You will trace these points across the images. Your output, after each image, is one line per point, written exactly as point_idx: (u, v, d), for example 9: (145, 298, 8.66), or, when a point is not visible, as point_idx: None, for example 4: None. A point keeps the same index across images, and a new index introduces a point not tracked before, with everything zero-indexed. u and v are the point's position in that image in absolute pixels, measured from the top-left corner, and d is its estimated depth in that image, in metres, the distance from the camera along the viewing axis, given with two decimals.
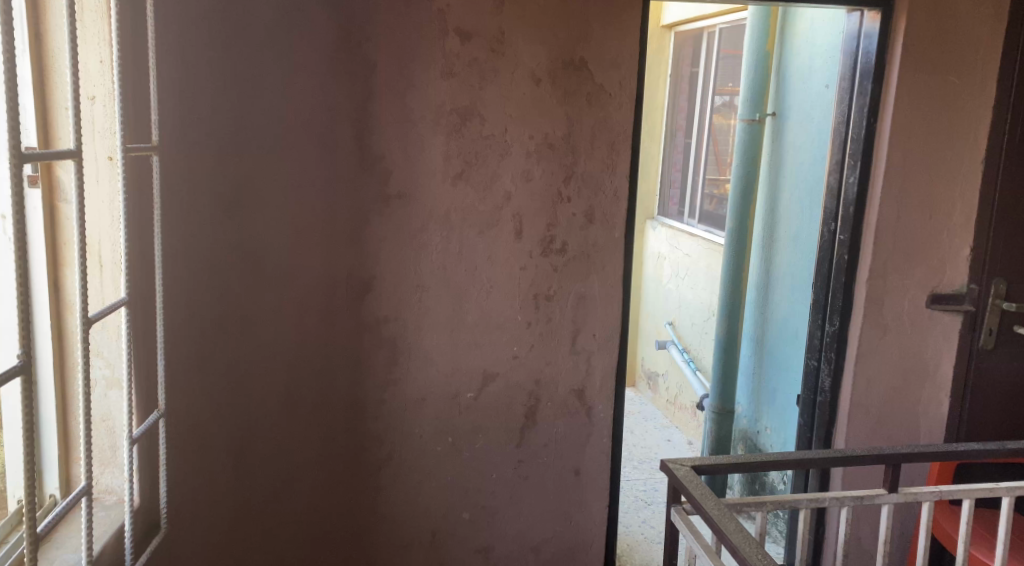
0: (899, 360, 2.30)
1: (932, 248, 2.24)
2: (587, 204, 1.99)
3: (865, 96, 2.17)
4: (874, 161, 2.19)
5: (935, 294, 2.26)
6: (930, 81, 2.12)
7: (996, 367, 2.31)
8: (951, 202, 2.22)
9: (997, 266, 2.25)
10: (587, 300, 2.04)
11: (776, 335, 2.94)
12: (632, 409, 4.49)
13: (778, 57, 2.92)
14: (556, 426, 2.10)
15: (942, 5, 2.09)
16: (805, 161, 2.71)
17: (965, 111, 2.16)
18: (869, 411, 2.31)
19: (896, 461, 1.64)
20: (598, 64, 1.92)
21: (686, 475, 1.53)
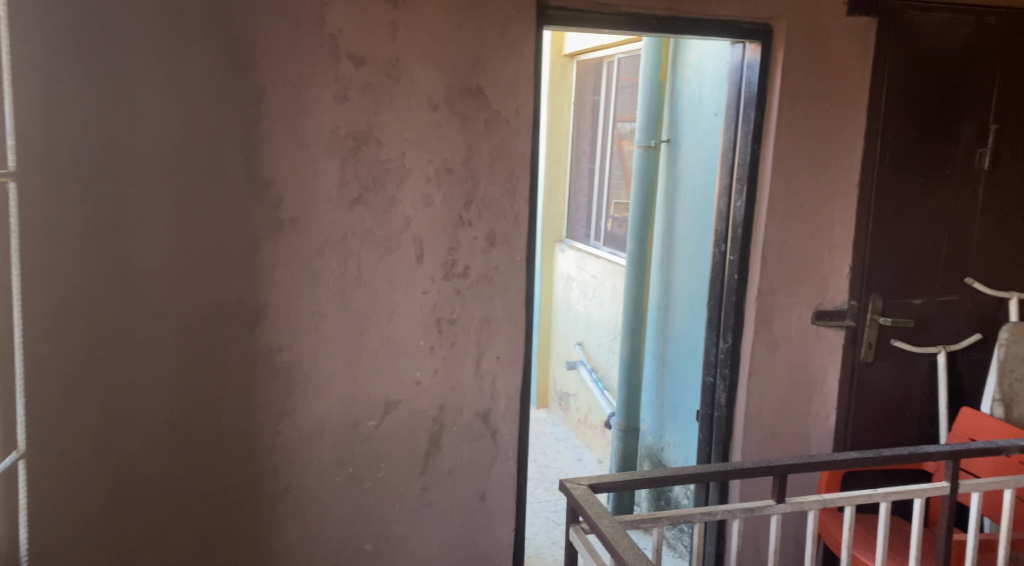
0: (788, 374, 2.40)
1: (817, 267, 2.36)
2: (488, 227, 2.01)
3: (749, 123, 2.28)
4: (759, 185, 2.30)
5: (820, 310, 2.38)
6: (807, 110, 2.25)
7: (875, 378, 2.44)
8: (832, 223, 2.34)
9: (874, 284, 2.38)
10: (490, 323, 2.05)
11: (676, 353, 3.02)
12: (544, 430, 4.51)
13: (671, 85, 3.03)
14: (461, 451, 2.09)
15: (815, 39, 2.22)
16: (698, 185, 2.81)
17: (841, 137, 2.29)
18: (762, 424, 2.41)
19: (782, 472, 1.71)
20: (495, 90, 1.95)
21: (582, 494, 1.55)
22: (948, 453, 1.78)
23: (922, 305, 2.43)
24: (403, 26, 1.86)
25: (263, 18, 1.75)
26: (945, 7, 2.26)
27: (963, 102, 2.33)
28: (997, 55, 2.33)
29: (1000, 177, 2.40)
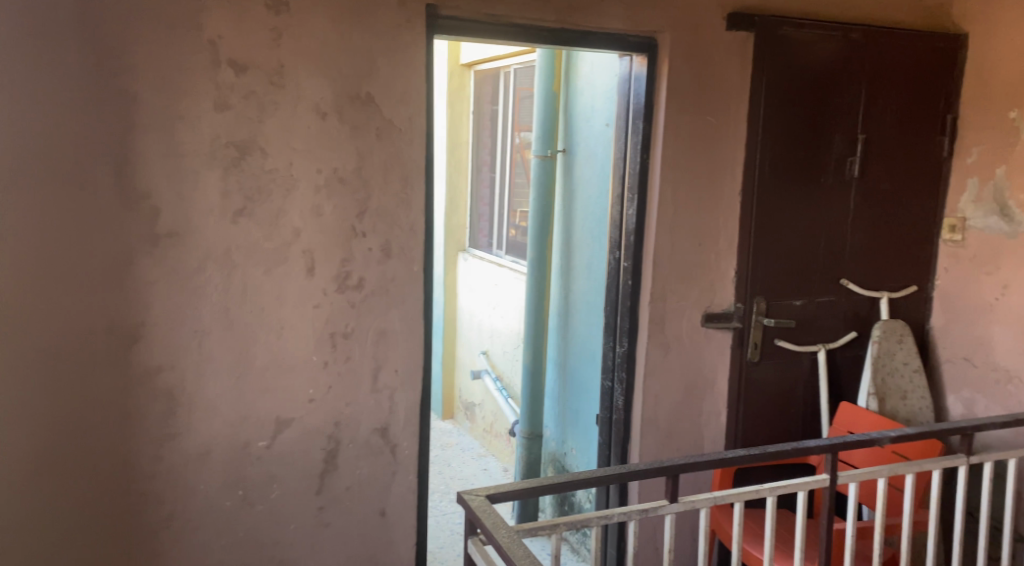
0: (682, 376, 2.47)
1: (704, 272, 2.44)
2: (383, 238, 1.97)
3: (638, 134, 2.35)
4: (649, 194, 2.37)
5: (709, 313, 2.46)
6: (691, 121, 2.33)
7: (762, 377, 2.55)
8: (718, 229, 2.43)
9: (758, 286, 2.49)
10: (387, 336, 2.01)
11: (576, 359, 3.06)
12: (449, 441, 4.48)
13: (565, 96, 3.07)
14: (358, 467, 2.04)
15: (697, 52, 2.30)
16: (593, 194, 2.87)
17: (724, 147, 2.39)
18: (658, 426, 2.47)
19: (674, 472, 1.76)
20: (386, 99, 1.92)
21: (479, 505, 1.54)
22: (827, 446, 1.87)
23: (803, 306, 2.56)
24: (287, 32, 1.81)
25: (133, 22, 1.67)
26: (816, 24, 2.39)
27: (834, 113, 2.47)
28: (863, 70, 2.48)
29: (869, 185, 2.56)
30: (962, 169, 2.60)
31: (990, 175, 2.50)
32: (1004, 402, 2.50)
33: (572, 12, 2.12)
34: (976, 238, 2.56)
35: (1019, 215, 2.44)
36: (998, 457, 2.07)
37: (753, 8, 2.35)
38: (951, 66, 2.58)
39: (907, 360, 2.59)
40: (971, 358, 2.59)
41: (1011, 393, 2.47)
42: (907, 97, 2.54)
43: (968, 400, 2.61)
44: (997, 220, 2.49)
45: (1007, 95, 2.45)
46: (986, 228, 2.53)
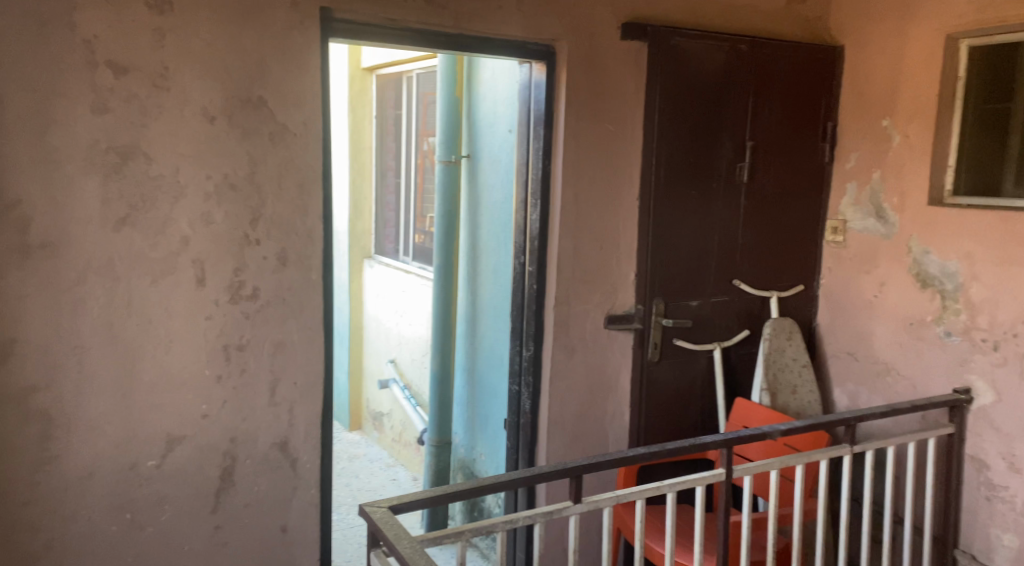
0: (585, 377, 2.51)
1: (605, 275, 2.48)
2: (278, 246, 1.92)
3: (539, 140, 2.38)
4: (552, 199, 2.41)
5: (611, 315, 2.51)
6: (590, 127, 2.38)
7: (662, 377, 2.62)
8: (618, 234, 2.48)
9: (657, 288, 2.55)
10: (285, 347, 1.96)
11: (484, 364, 3.06)
12: (357, 452, 4.39)
13: (467, 102, 3.07)
14: (257, 483, 1.97)
15: (594, 59, 2.35)
16: (497, 199, 2.88)
17: (622, 152, 2.44)
18: (563, 428, 2.50)
19: (578, 473, 1.78)
20: (279, 103, 1.87)
21: (382, 516, 1.52)
22: (723, 441, 1.94)
23: (699, 306, 2.64)
24: (170, 33, 1.73)
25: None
26: (706, 35, 2.48)
27: (724, 121, 2.56)
28: (750, 79, 2.59)
29: (759, 189, 2.68)
30: (842, 174, 2.75)
31: (867, 180, 2.66)
32: (884, 393, 2.65)
33: (471, 18, 2.12)
34: (855, 239, 2.72)
35: (893, 217, 2.59)
36: (879, 444, 2.20)
37: (646, 18, 2.41)
38: (830, 76, 2.73)
39: (796, 356, 2.72)
40: (853, 353, 2.75)
41: (889, 385, 2.63)
42: (791, 106, 2.67)
43: (852, 393, 2.77)
44: (874, 222, 2.65)
45: (879, 105, 2.61)
46: (864, 229, 2.68)
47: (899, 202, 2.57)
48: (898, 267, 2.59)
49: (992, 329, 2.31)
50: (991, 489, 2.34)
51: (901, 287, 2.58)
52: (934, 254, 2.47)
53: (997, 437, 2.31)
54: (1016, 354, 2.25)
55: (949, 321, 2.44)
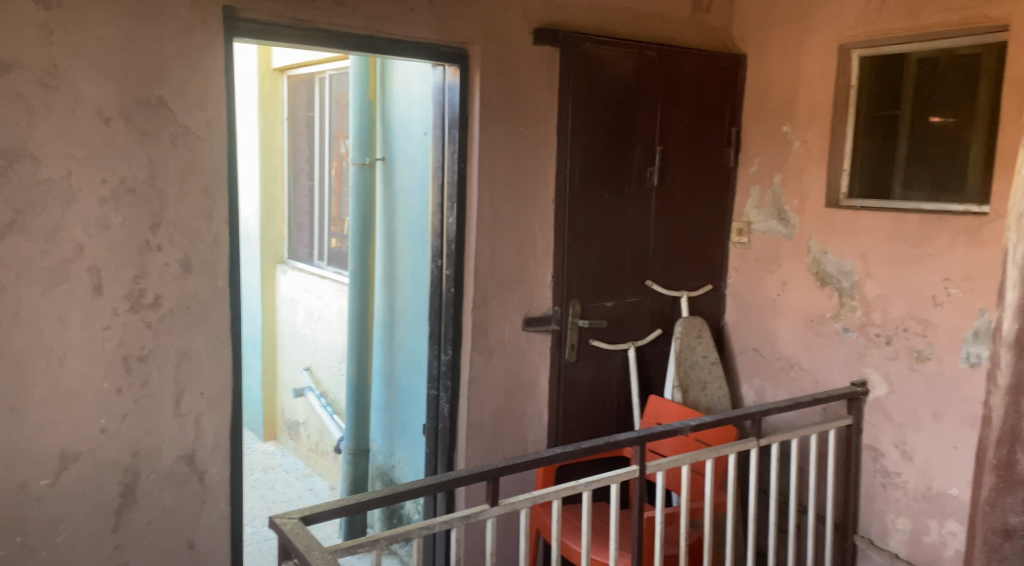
0: (503, 380, 2.52)
1: (522, 278, 2.50)
2: (182, 252, 1.85)
3: (454, 143, 2.38)
4: (468, 202, 2.41)
5: (528, 317, 2.53)
6: (505, 130, 2.39)
7: (578, 377, 2.65)
8: (534, 236, 2.50)
9: (572, 291, 2.59)
10: (191, 356, 1.89)
11: (401, 370, 3.03)
12: (272, 463, 4.28)
13: (381, 105, 3.03)
14: (162, 499, 1.89)
15: (506, 63, 2.36)
16: (413, 202, 2.85)
17: (537, 156, 2.47)
18: (482, 431, 2.50)
19: (494, 475, 1.78)
20: (180, 103, 1.80)
21: (292, 528, 1.48)
22: (636, 438, 1.98)
23: (614, 307, 2.69)
24: (60, 29, 1.65)
25: None
26: (616, 41, 2.53)
27: (635, 126, 2.62)
28: (659, 85, 2.65)
29: (669, 192, 2.75)
30: (746, 178, 2.86)
31: (769, 183, 2.77)
32: (788, 387, 2.77)
33: (381, 20, 2.10)
34: (760, 240, 2.83)
35: (793, 218, 2.71)
36: (784, 437, 2.29)
37: (558, 23, 2.44)
38: (734, 83, 2.83)
39: (706, 353, 2.80)
40: (759, 349, 2.86)
41: (793, 379, 2.75)
42: (698, 112, 2.76)
43: (759, 388, 2.88)
44: (776, 223, 2.76)
45: (780, 111, 2.72)
46: (768, 231, 2.79)
47: (799, 204, 2.68)
48: (799, 267, 2.70)
49: (885, 324, 2.44)
50: (886, 476, 2.47)
51: (802, 286, 2.69)
52: (832, 254, 2.59)
53: (891, 426, 2.45)
54: (907, 348, 2.39)
55: (846, 318, 2.56)
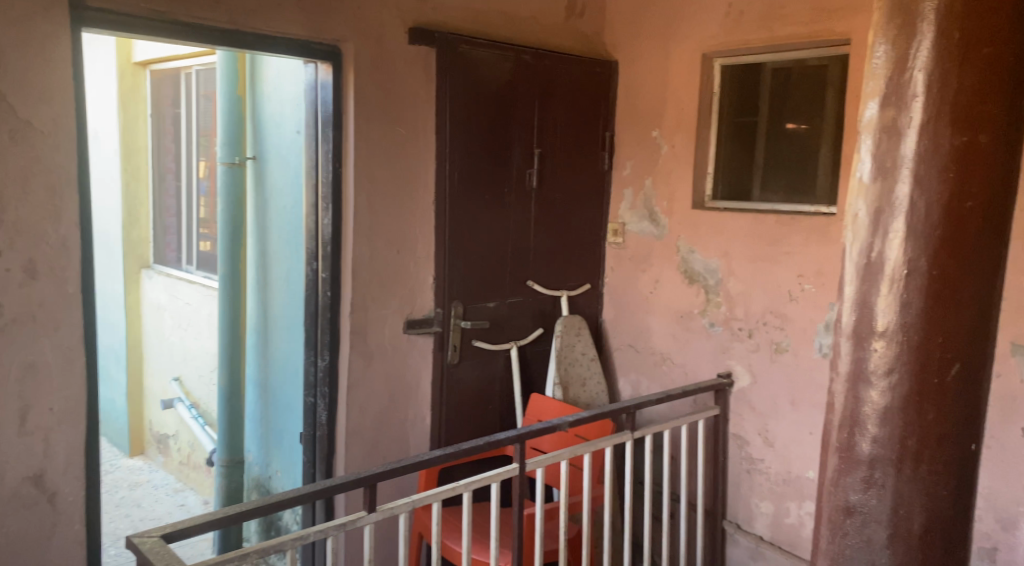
0: (384, 384, 2.48)
1: (402, 280, 2.47)
2: (25, 256, 1.71)
3: (329, 142, 2.32)
4: (344, 203, 2.35)
5: (409, 320, 2.51)
6: (382, 130, 2.36)
7: (460, 379, 2.65)
8: (413, 238, 2.48)
9: (453, 293, 2.58)
10: (37, 369, 1.75)
11: (276, 377, 2.93)
12: (139, 479, 4.04)
13: (251, 103, 2.92)
14: (6, 524, 1.74)
15: (381, 62, 2.33)
16: (286, 203, 2.77)
17: (415, 157, 2.45)
18: (362, 437, 2.46)
19: (372, 481, 1.76)
20: (20, 96, 1.67)
21: (152, 546, 1.41)
22: (516, 437, 1.99)
23: (495, 308, 2.71)
24: None
25: None
26: (491, 43, 2.54)
27: (512, 128, 2.65)
28: (535, 89, 2.69)
29: (547, 193, 2.79)
30: (620, 180, 2.95)
31: (641, 185, 2.87)
32: (661, 381, 2.88)
33: (245, 14, 2.03)
34: (633, 240, 2.92)
35: (663, 219, 2.81)
36: (657, 429, 2.37)
37: (433, 24, 2.44)
38: (607, 88, 2.91)
39: (586, 351, 2.87)
40: (634, 345, 2.96)
41: (665, 373, 2.86)
42: (573, 115, 2.82)
43: (634, 382, 2.98)
44: (648, 224, 2.86)
45: (650, 116, 2.82)
46: (640, 231, 2.89)
47: (669, 206, 2.79)
48: (669, 266, 2.81)
49: (747, 319, 2.58)
50: (751, 463, 2.61)
51: (673, 284, 2.81)
52: (698, 253, 2.71)
53: (754, 415, 2.59)
54: (767, 341, 2.53)
55: (712, 313, 2.69)
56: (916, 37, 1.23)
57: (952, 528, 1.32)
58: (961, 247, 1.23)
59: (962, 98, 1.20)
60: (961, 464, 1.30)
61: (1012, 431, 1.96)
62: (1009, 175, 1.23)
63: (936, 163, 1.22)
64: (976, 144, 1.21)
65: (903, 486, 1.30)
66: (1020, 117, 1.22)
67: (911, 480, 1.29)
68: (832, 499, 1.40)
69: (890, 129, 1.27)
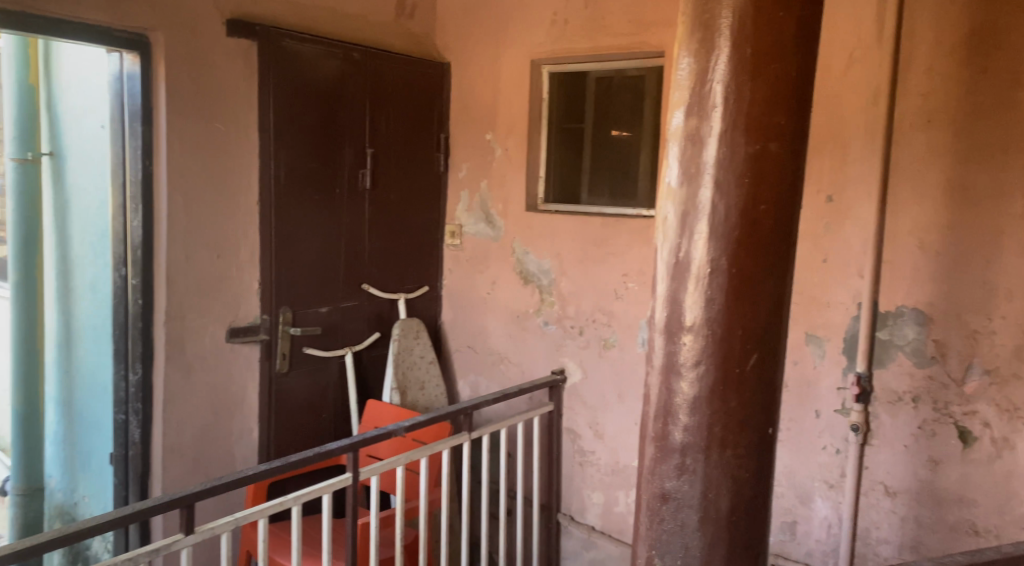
0: (206, 396, 2.34)
1: (223, 286, 2.34)
2: None
3: (137, 138, 2.16)
4: (156, 204, 2.20)
5: (233, 328, 2.38)
6: (198, 127, 2.22)
7: (291, 388, 2.54)
8: (236, 241, 2.36)
9: (282, 298, 2.48)
10: None
11: (82, 395, 2.67)
12: None
13: (45, 94, 2.66)
14: None
15: (195, 55, 2.20)
16: (91, 204, 2.53)
17: (236, 156, 2.32)
18: (183, 453, 2.30)
19: (189, 502, 1.64)
20: None
21: None
22: (348, 446, 1.93)
23: (328, 313, 2.63)
24: None
25: None
26: (317, 39, 2.46)
27: (342, 127, 2.58)
28: (365, 87, 2.63)
29: (380, 195, 2.74)
30: (456, 182, 2.95)
31: (477, 188, 2.90)
32: (499, 381, 2.92)
33: None
34: (470, 241, 2.94)
35: (499, 221, 2.85)
36: (493, 429, 2.40)
37: (252, 17, 2.33)
38: (439, 89, 2.91)
39: (424, 354, 2.85)
40: (473, 346, 2.98)
41: (503, 373, 2.91)
42: (406, 116, 2.79)
43: (473, 383, 3.00)
44: (484, 226, 2.89)
45: (483, 119, 2.85)
46: (477, 233, 2.92)
47: (503, 208, 2.83)
48: (505, 267, 2.85)
49: (578, 317, 2.67)
50: (582, 455, 2.71)
51: (508, 284, 2.85)
52: (533, 254, 2.78)
53: (585, 409, 2.68)
54: (596, 337, 2.63)
55: (546, 312, 2.76)
56: (714, 52, 1.32)
57: (756, 508, 1.42)
58: (756, 247, 1.33)
59: (755, 109, 1.30)
60: (762, 447, 1.40)
61: (808, 413, 2.17)
62: (796, 181, 1.34)
63: (733, 169, 1.31)
64: (767, 152, 1.31)
65: (711, 471, 1.39)
66: (804, 128, 1.34)
67: (718, 465, 1.38)
68: (650, 487, 1.48)
69: (694, 138, 1.35)
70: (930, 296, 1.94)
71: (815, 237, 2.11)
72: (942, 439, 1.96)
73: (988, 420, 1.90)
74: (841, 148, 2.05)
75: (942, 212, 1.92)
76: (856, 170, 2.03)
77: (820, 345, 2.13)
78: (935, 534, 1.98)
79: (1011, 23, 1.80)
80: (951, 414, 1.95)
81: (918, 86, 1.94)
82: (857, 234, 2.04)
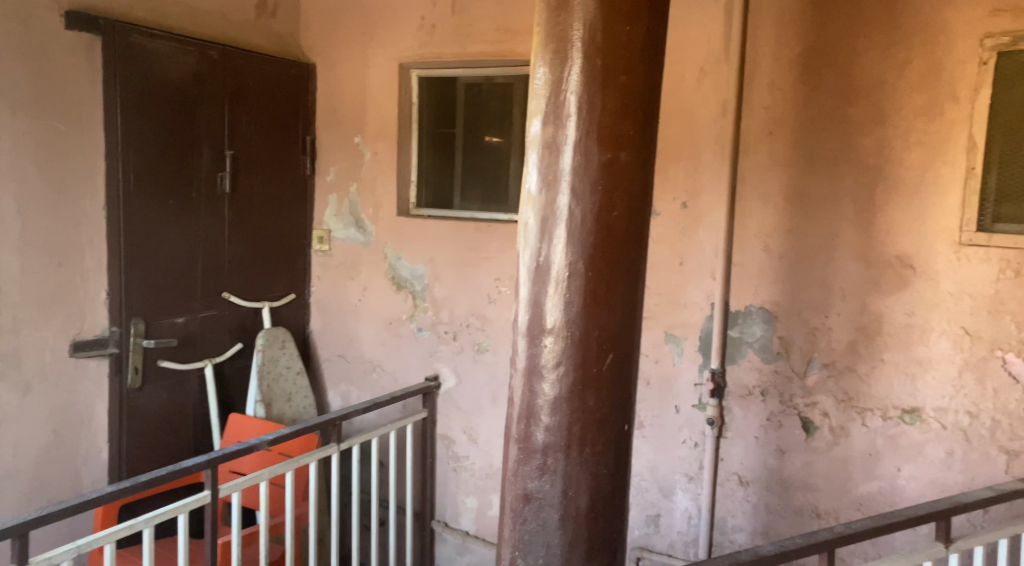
0: (46, 415, 2.18)
1: (64, 296, 2.20)
2: None
3: None
4: None
5: (76, 342, 2.23)
6: (30, 126, 2.09)
7: (145, 404, 2.40)
8: (80, 248, 2.22)
9: (133, 308, 2.33)
10: None
11: None
12: None
13: None
14: None
15: (26, 51, 2.06)
16: None
17: (77, 158, 2.19)
18: (20, 478, 2.14)
19: (20, 532, 1.51)
20: None
21: None
22: (206, 463, 1.84)
23: (185, 323, 2.49)
24: None
25: None
26: (171, 35, 2.33)
27: (200, 127, 2.46)
28: (225, 88, 2.53)
29: (241, 199, 2.63)
30: (323, 187, 2.88)
31: (345, 193, 2.84)
32: (371, 389, 2.87)
33: None
34: (339, 247, 2.88)
35: (369, 226, 2.81)
36: (363, 438, 2.35)
37: (97, 10, 2.20)
38: (305, 91, 2.83)
39: (291, 364, 2.76)
40: (343, 355, 2.92)
41: (375, 381, 2.86)
42: (269, 118, 2.69)
43: (344, 393, 2.94)
44: (354, 231, 2.84)
45: (351, 123, 2.80)
46: (346, 238, 2.86)
47: (374, 213, 2.79)
48: (377, 273, 2.81)
49: (451, 322, 2.67)
50: (456, 460, 2.71)
51: (380, 290, 2.81)
52: (405, 259, 2.75)
53: (459, 414, 2.69)
54: (469, 341, 2.64)
55: (420, 318, 2.74)
56: (568, 62, 1.36)
57: (614, 504, 1.47)
58: (610, 252, 1.38)
59: (607, 119, 1.35)
60: (618, 444, 1.45)
61: (668, 409, 2.26)
62: (646, 188, 1.40)
63: (588, 176, 1.36)
64: (617, 161, 1.36)
65: (570, 469, 1.42)
66: (653, 138, 1.40)
67: (577, 463, 1.42)
68: (513, 488, 1.50)
69: (551, 145, 1.39)
70: (775, 297, 2.08)
71: (672, 241, 2.21)
72: (788, 429, 2.10)
73: (827, 411, 2.05)
74: (694, 157, 2.16)
75: (784, 218, 2.06)
76: (708, 178, 2.14)
77: (678, 344, 2.23)
78: (783, 519, 2.12)
79: (841, 43, 1.96)
80: (795, 405, 2.09)
81: (761, 100, 2.07)
82: (710, 239, 2.15)
